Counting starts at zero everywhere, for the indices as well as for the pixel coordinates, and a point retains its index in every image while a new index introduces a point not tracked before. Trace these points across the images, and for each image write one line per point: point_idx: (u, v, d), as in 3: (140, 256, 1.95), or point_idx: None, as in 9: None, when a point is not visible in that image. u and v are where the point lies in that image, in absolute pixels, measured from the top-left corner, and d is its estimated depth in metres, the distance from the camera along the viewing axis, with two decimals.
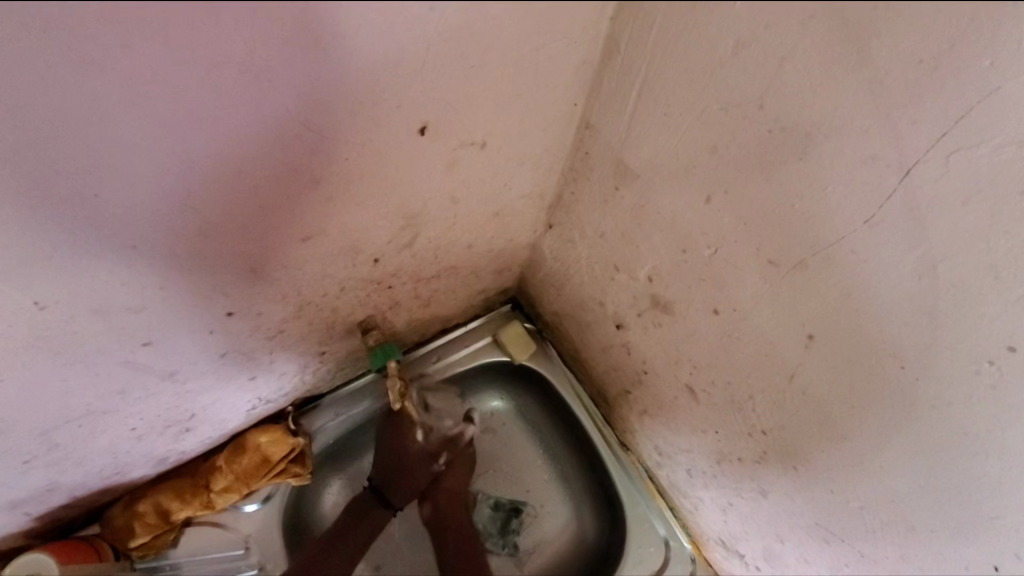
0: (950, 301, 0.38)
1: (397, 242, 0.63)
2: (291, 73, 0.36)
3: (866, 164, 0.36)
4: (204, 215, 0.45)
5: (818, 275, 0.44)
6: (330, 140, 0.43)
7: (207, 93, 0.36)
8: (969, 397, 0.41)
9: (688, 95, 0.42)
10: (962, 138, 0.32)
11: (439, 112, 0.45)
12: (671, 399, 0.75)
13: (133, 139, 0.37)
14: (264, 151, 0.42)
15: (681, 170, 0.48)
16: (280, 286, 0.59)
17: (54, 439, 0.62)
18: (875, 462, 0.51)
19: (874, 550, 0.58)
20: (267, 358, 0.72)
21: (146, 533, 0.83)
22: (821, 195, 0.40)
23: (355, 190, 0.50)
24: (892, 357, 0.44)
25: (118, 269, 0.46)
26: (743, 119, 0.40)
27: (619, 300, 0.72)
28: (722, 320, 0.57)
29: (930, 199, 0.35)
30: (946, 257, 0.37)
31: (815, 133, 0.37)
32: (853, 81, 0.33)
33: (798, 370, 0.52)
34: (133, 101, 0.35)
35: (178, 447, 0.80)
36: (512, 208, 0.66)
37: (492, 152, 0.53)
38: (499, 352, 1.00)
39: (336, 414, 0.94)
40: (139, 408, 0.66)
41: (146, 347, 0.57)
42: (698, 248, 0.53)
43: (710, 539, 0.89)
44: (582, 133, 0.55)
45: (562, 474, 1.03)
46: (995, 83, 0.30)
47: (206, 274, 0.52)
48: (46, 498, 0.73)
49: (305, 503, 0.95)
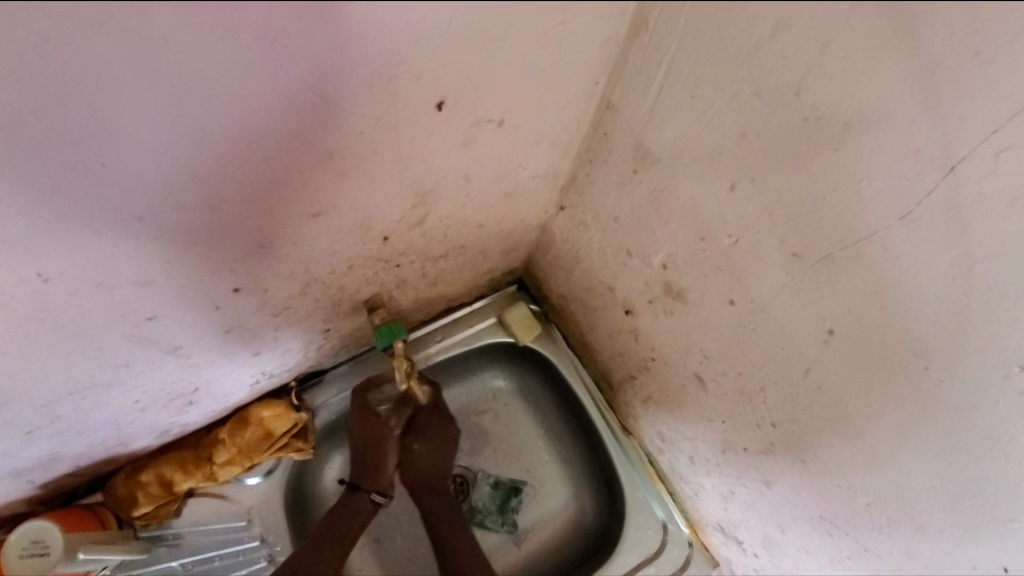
0: (983, 303, 0.37)
1: (407, 220, 0.61)
2: (309, 43, 0.34)
3: (907, 158, 0.35)
4: (213, 187, 0.44)
5: (843, 269, 0.43)
6: (346, 112, 0.42)
7: (219, 62, 0.34)
8: (995, 400, 0.40)
9: (719, 78, 0.40)
10: (1017, 135, 0.31)
11: (459, 87, 0.43)
12: (678, 388, 0.75)
13: (142, 108, 0.35)
14: (278, 123, 0.40)
15: (707, 156, 0.46)
16: (288, 262, 0.58)
17: (58, 410, 0.62)
18: (888, 459, 0.51)
19: (879, 545, 0.58)
20: (273, 333, 0.72)
21: (149, 503, 0.83)
22: (856, 187, 0.38)
23: (368, 166, 0.49)
24: (916, 357, 0.43)
25: (123, 243, 0.45)
26: (777, 105, 0.38)
27: (630, 286, 0.71)
28: (738, 311, 0.56)
29: (974, 197, 0.34)
30: (987, 258, 0.36)
31: (854, 122, 0.35)
32: (900, 73, 0.32)
33: (814, 365, 0.52)
34: (142, 68, 0.33)
35: (180, 419, 0.80)
36: (525, 189, 0.65)
37: (510, 130, 0.51)
38: (504, 333, 1.00)
39: (339, 390, 0.94)
40: (143, 380, 0.65)
41: (150, 322, 0.56)
42: (718, 236, 0.52)
43: (709, 525, 0.90)
44: (602, 114, 0.54)
45: (562, 455, 1.04)
46: None
47: (214, 250, 0.50)
48: (49, 467, 0.73)
49: (307, 476, 0.95)
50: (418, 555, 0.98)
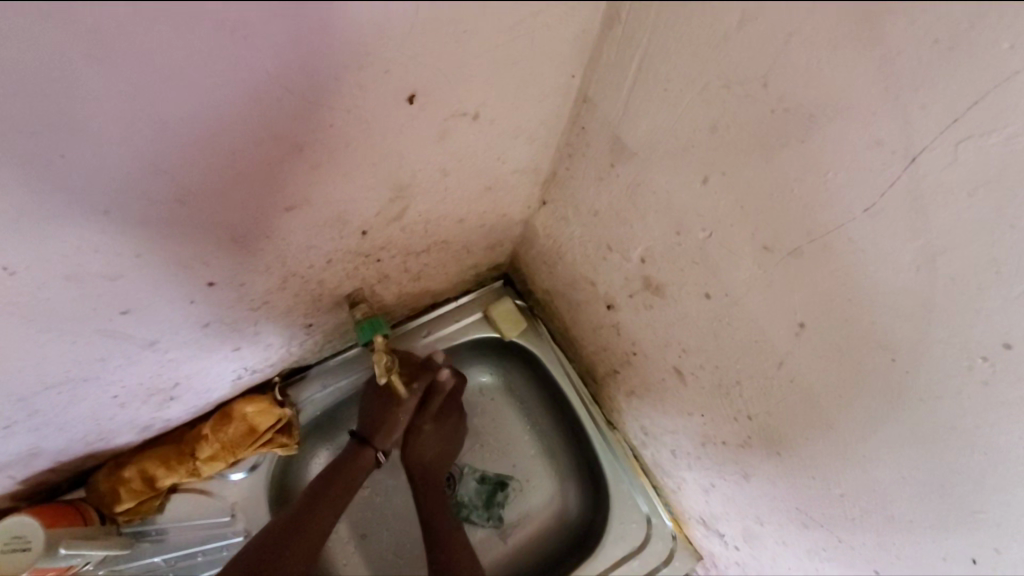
0: (946, 295, 0.37)
1: (385, 215, 0.61)
2: (269, 34, 0.34)
3: (870, 150, 0.35)
4: (180, 180, 0.44)
5: (812, 262, 0.43)
6: (315, 105, 0.42)
7: (179, 52, 0.34)
8: (960, 392, 0.41)
9: (690, 72, 0.40)
10: (975, 127, 0.31)
11: (430, 78, 0.43)
12: (659, 382, 0.75)
13: (100, 97, 0.35)
14: (244, 113, 0.40)
15: (680, 150, 0.47)
16: (265, 256, 0.58)
17: (33, 405, 0.61)
18: (860, 451, 0.51)
19: (853, 536, 0.58)
20: (253, 328, 0.71)
21: (132, 499, 0.82)
22: (821, 179, 0.39)
23: (341, 159, 0.49)
24: (882, 350, 0.43)
25: (90, 235, 0.45)
26: (746, 98, 0.38)
27: (611, 280, 0.71)
28: (714, 305, 0.56)
29: (935, 189, 0.34)
30: (948, 249, 0.36)
31: (819, 114, 0.35)
32: (860, 66, 0.32)
33: (787, 358, 0.52)
34: (98, 58, 0.33)
35: (162, 415, 0.80)
36: (505, 183, 0.65)
37: (486, 124, 0.51)
38: (490, 327, 1.00)
39: (324, 385, 0.94)
40: (120, 375, 0.65)
41: (124, 316, 0.56)
42: (692, 230, 0.52)
43: (692, 518, 0.90)
44: (579, 108, 0.54)
45: (547, 449, 1.04)
46: (1013, 67, 0.28)
47: (186, 242, 0.50)
48: (29, 463, 0.73)
49: (292, 471, 0.95)
50: (404, 550, 0.98)
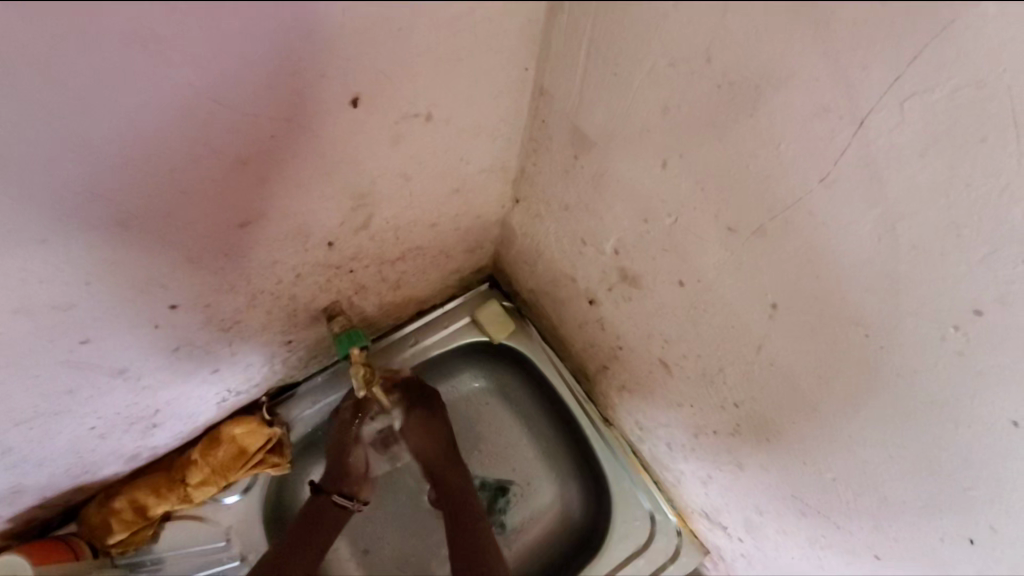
0: (911, 265, 0.36)
1: (350, 224, 0.60)
2: (186, 46, 0.33)
3: (818, 119, 0.33)
4: (122, 203, 0.43)
5: (777, 240, 0.42)
6: (250, 117, 0.40)
7: (96, 70, 0.33)
8: (936, 364, 0.39)
9: (635, 51, 0.38)
10: (917, 84, 0.29)
11: (372, 80, 0.41)
12: (648, 375, 0.73)
13: (22, 123, 0.35)
14: (179, 132, 0.39)
15: (636, 134, 0.45)
16: (228, 275, 0.57)
17: (7, 443, 0.61)
18: (846, 433, 0.49)
19: (849, 521, 0.56)
20: (228, 349, 0.70)
21: (124, 529, 0.81)
22: (775, 154, 0.37)
23: (291, 170, 0.47)
24: (856, 326, 0.41)
25: (34, 265, 0.44)
26: (691, 75, 0.36)
27: (589, 274, 0.69)
28: (687, 293, 0.55)
29: (887, 152, 0.33)
30: (907, 216, 0.34)
31: (765, 85, 0.34)
32: (798, 36, 0.30)
33: (764, 342, 0.50)
34: (8, 79, 0.33)
35: (148, 443, 0.79)
36: (472, 183, 0.63)
37: (439, 124, 0.50)
38: (478, 331, 0.98)
39: (314, 402, 0.92)
40: (94, 406, 0.65)
41: (86, 345, 0.55)
42: (659, 217, 0.51)
43: (694, 512, 0.88)
44: (536, 101, 0.52)
45: (546, 450, 1.02)
46: (949, 18, 0.27)
47: (139, 266, 0.49)
48: (14, 500, 0.72)
49: (286, 491, 0.93)
50: (407, 563, 0.96)
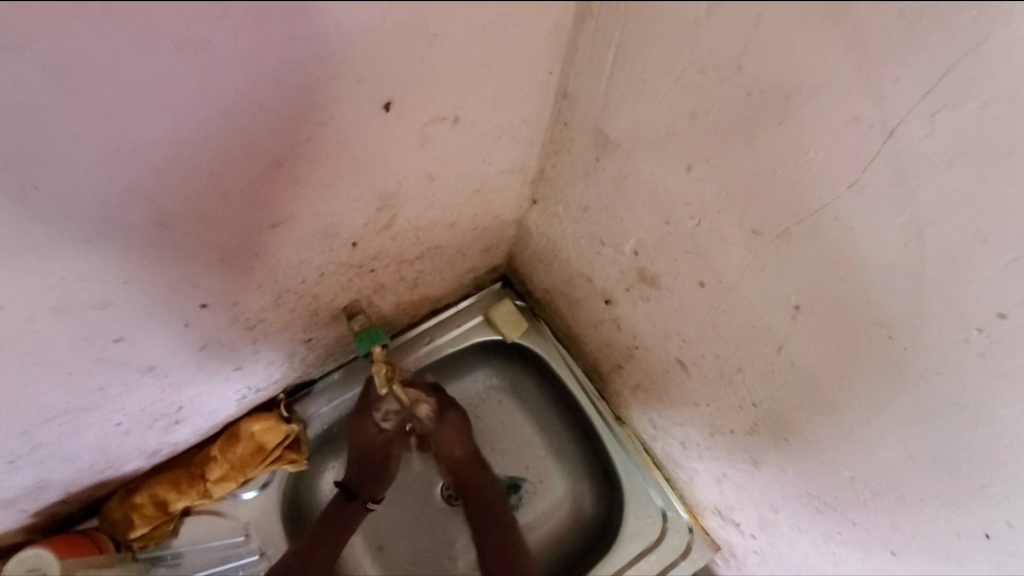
0: (938, 269, 0.37)
1: (374, 225, 0.61)
2: (232, 51, 0.34)
3: (849, 127, 0.34)
4: (160, 204, 0.44)
5: (802, 242, 0.43)
6: (288, 119, 0.41)
7: (146, 75, 0.34)
8: (958, 367, 0.40)
9: (664, 58, 0.39)
10: (949, 97, 0.31)
11: (406, 86, 0.42)
12: (663, 374, 0.74)
13: (73, 127, 0.36)
14: (221, 135, 0.40)
15: (662, 138, 0.46)
16: (256, 275, 0.58)
17: (37, 438, 0.62)
18: (865, 432, 0.50)
19: (865, 518, 0.57)
20: (250, 348, 0.71)
21: (145, 524, 0.83)
22: (804, 159, 0.38)
23: (322, 172, 0.48)
24: (879, 328, 0.42)
25: (76, 263, 0.45)
26: (722, 83, 0.37)
27: (607, 274, 0.70)
28: (709, 293, 0.56)
29: (917, 159, 0.34)
30: (933, 222, 0.35)
31: (794, 92, 0.34)
32: (833, 47, 0.30)
33: (785, 343, 0.51)
34: (63, 85, 0.34)
35: (169, 439, 0.80)
36: (492, 184, 0.64)
37: (466, 127, 0.51)
38: (491, 330, 0.99)
39: (330, 399, 0.93)
40: (121, 403, 0.66)
41: (118, 343, 0.56)
42: (682, 219, 0.51)
43: (707, 509, 0.90)
44: (560, 104, 0.53)
45: (557, 446, 1.03)
46: (981, 35, 0.28)
47: (173, 266, 0.50)
48: (40, 495, 0.74)
49: (304, 486, 0.94)
50: (422, 558, 0.97)
